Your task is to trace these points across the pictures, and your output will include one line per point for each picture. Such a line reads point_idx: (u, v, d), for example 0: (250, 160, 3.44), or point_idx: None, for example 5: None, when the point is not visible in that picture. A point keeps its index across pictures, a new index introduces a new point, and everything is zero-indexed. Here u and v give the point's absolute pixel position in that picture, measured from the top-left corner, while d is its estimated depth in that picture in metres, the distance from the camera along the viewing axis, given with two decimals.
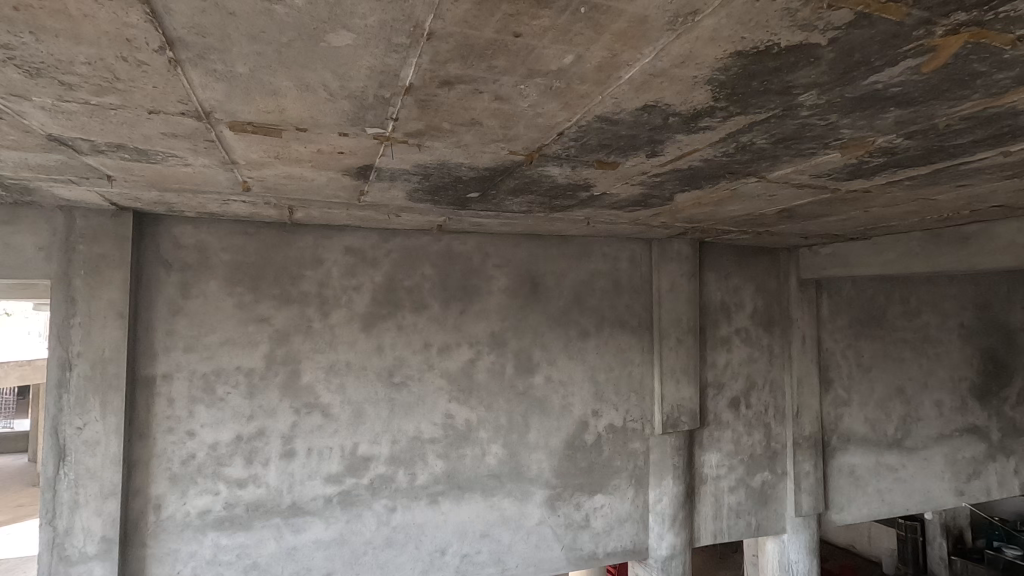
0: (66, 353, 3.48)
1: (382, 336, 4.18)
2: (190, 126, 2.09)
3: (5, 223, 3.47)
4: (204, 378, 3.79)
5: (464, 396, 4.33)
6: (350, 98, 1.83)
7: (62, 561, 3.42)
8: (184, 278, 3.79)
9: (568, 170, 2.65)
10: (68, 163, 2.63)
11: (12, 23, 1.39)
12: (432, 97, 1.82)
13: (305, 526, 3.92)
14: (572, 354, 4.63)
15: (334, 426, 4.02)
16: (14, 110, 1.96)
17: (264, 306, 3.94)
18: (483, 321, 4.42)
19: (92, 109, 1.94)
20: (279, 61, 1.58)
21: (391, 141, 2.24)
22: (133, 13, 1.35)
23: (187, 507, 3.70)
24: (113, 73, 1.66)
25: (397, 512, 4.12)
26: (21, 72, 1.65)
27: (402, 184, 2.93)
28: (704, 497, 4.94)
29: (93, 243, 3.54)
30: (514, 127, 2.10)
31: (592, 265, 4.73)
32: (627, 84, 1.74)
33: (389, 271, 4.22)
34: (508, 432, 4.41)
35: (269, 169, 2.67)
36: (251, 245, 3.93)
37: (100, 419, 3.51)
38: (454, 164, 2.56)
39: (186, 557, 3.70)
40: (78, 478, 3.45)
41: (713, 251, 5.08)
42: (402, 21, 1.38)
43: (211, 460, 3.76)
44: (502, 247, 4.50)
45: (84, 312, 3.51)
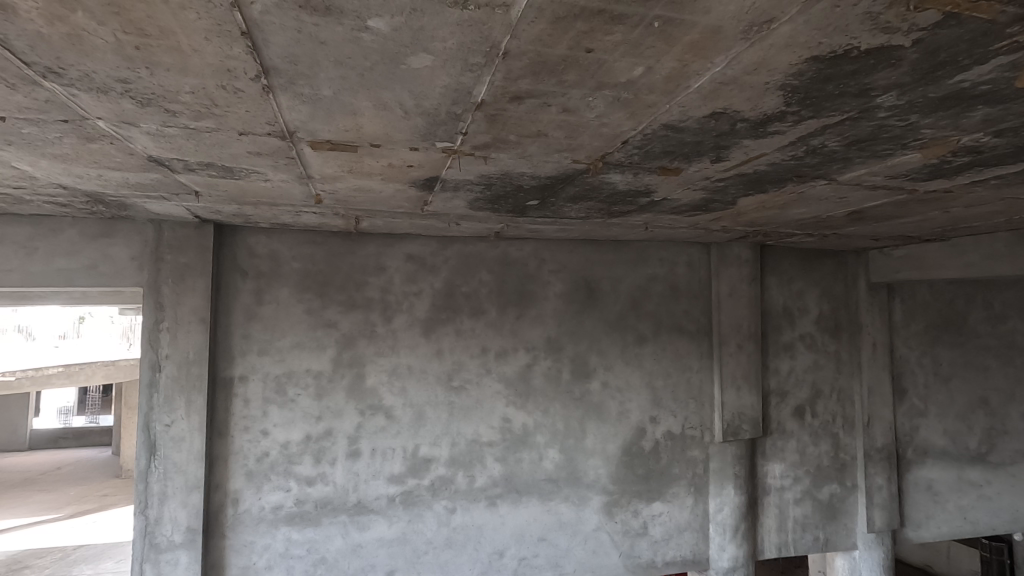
0: (156, 356, 3.76)
1: (441, 340, 4.29)
2: (274, 145, 2.23)
3: (103, 236, 3.78)
4: (277, 380, 4.01)
5: (521, 400, 4.38)
6: (424, 115, 1.92)
7: (152, 549, 3.68)
8: (258, 285, 4.02)
9: (630, 177, 2.66)
10: (163, 181, 2.86)
11: (131, 60, 1.55)
12: (501, 112, 1.88)
13: (369, 524, 4.06)
14: (629, 360, 4.60)
15: (396, 427, 4.16)
16: (123, 135, 2.16)
17: (332, 312, 4.12)
18: (539, 326, 4.47)
19: (190, 133, 2.11)
20: (361, 83, 1.68)
21: (458, 153, 2.32)
22: (236, 46, 1.47)
23: (262, 501, 3.92)
24: (212, 100, 1.81)
25: (456, 514, 4.21)
26: (133, 102, 1.83)
27: (465, 194, 3.01)
28: (767, 508, 4.79)
29: (178, 253, 3.82)
30: (579, 137, 2.14)
31: (648, 270, 4.69)
32: (696, 93, 1.74)
33: (448, 277, 4.33)
34: (565, 437, 4.43)
35: (340, 183, 2.81)
36: (319, 254, 4.13)
37: (185, 418, 3.76)
38: (517, 174, 2.62)
39: (261, 549, 3.90)
40: (167, 471, 3.71)
41: (774, 255, 4.93)
42: (480, 42, 1.44)
43: (283, 458, 3.96)
44: (557, 253, 4.54)
45: (171, 318, 3.79)
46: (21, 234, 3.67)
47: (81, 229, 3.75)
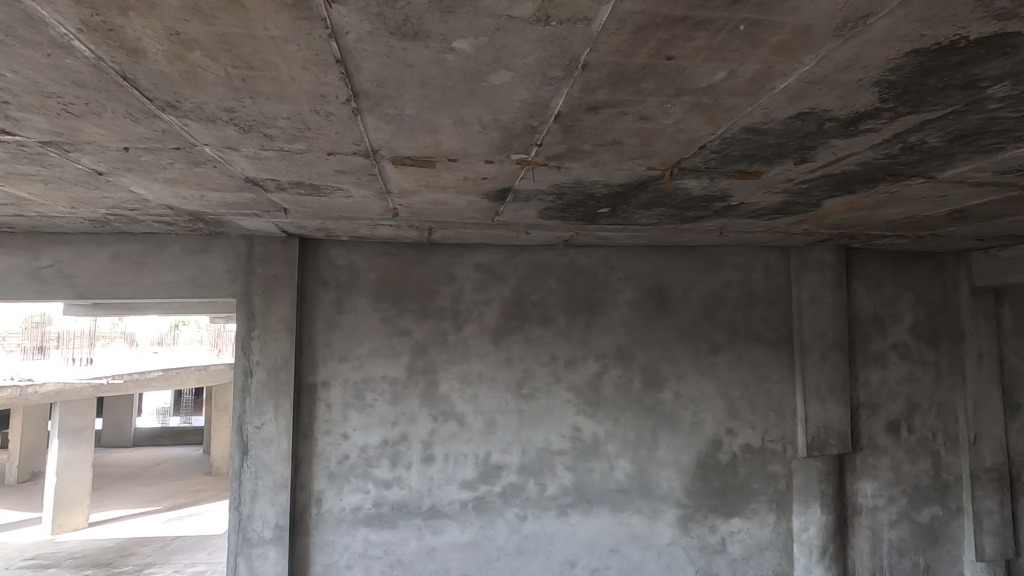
0: (248, 362, 4.02)
1: (511, 348, 4.34)
2: (359, 163, 2.35)
3: (202, 250, 4.11)
4: (355, 386, 4.19)
5: (591, 409, 4.35)
6: (502, 129, 1.96)
7: (245, 543, 3.91)
8: (338, 295, 4.23)
9: (706, 182, 2.59)
10: (255, 200, 3.08)
11: (239, 91, 1.69)
12: (577, 122, 1.90)
13: (443, 528, 4.15)
14: (703, 370, 4.46)
15: (468, 434, 4.23)
16: (225, 159, 2.34)
17: (406, 320, 4.27)
18: (609, 334, 4.42)
19: (284, 154, 2.26)
20: (443, 101, 1.74)
21: (532, 164, 2.35)
22: (330, 73, 1.57)
23: (342, 502, 4.09)
24: (306, 124, 1.94)
25: (527, 521, 4.22)
26: (237, 128, 1.98)
27: (537, 203, 3.05)
28: (858, 530, 4.47)
29: (267, 266, 4.08)
30: (654, 144, 2.11)
31: (722, 276, 4.54)
32: (781, 94, 1.68)
33: (517, 285, 4.38)
34: (637, 447, 4.34)
35: (417, 196, 2.92)
36: (393, 264, 4.29)
37: (274, 420, 3.99)
38: (589, 182, 2.62)
39: (342, 548, 4.07)
40: (258, 470, 3.95)
41: (861, 259, 4.64)
42: (560, 56, 1.46)
43: (362, 461, 4.13)
44: (627, 260, 4.49)
45: (261, 326, 4.05)
46: (132, 251, 4.05)
47: (183, 245, 4.10)
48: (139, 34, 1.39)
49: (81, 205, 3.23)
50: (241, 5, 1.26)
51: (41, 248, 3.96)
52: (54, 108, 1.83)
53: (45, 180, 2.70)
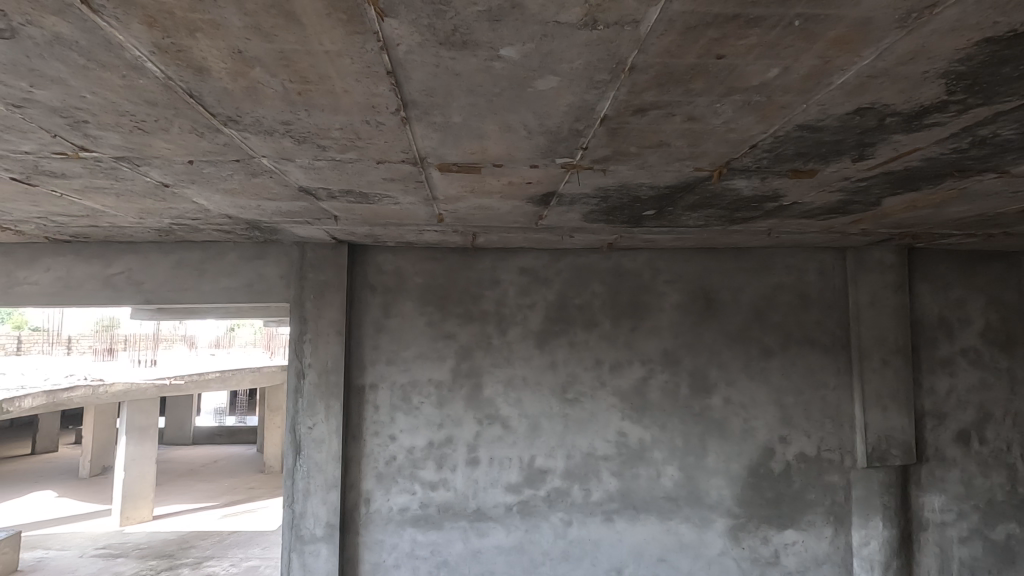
0: (301, 364, 4.17)
1: (555, 352, 4.33)
2: (406, 171, 2.41)
3: (258, 257, 4.30)
4: (402, 389, 4.27)
5: (637, 414, 4.28)
6: (547, 134, 1.97)
7: (298, 540, 4.03)
8: (385, 299, 4.33)
9: (757, 182, 2.52)
10: (308, 208, 3.20)
11: (295, 104, 1.76)
12: (624, 125, 1.88)
13: (488, 531, 4.17)
14: (753, 375, 4.32)
15: (513, 437, 4.25)
16: (281, 170, 2.44)
17: (451, 324, 4.33)
18: (655, 338, 4.35)
19: (335, 164, 2.34)
20: (489, 108, 1.77)
21: (577, 168, 2.35)
22: (381, 84, 1.61)
23: (390, 502, 4.17)
24: (357, 134, 2.00)
25: (573, 527, 4.19)
26: (292, 140, 2.07)
27: (581, 207, 3.03)
28: (925, 546, 4.23)
29: (318, 271, 4.22)
30: (703, 145, 2.07)
31: (774, 279, 4.39)
32: (838, 90, 1.62)
33: (561, 289, 4.37)
34: (684, 454, 4.25)
35: (462, 202, 2.96)
36: (439, 269, 4.36)
37: (325, 421, 4.11)
38: (635, 185, 2.59)
39: (390, 547, 4.14)
40: (310, 469, 4.07)
41: (925, 260, 4.40)
42: (607, 59, 1.46)
43: (409, 462, 4.20)
44: (673, 262, 4.40)
45: (312, 330, 4.19)
46: (194, 258, 4.27)
47: (241, 252, 4.30)
48: (205, 54, 1.47)
49: (149, 215, 3.43)
50: (299, 23, 1.32)
51: (113, 256, 4.24)
52: (128, 125, 1.96)
53: (117, 193, 2.89)
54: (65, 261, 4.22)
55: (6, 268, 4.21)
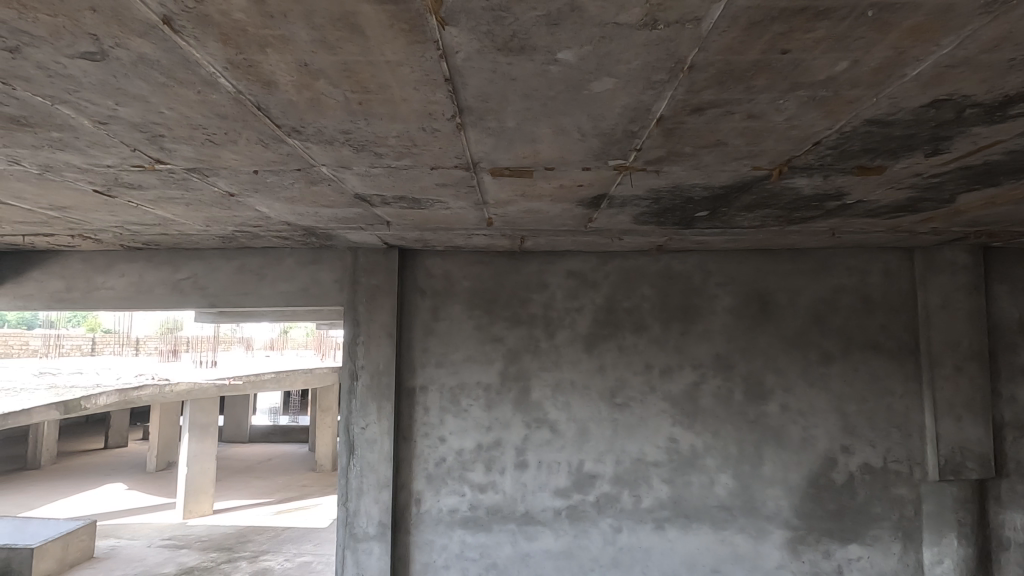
0: (354, 366, 4.28)
1: (604, 356, 4.28)
2: (459, 175, 2.44)
3: (313, 262, 4.45)
4: (451, 391, 4.32)
5: (689, 420, 4.18)
6: (601, 136, 1.96)
7: (351, 538, 4.13)
8: (434, 303, 4.40)
9: (818, 180, 2.43)
10: (362, 215, 3.29)
11: (355, 114, 1.82)
12: (680, 125, 1.85)
13: (537, 535, 4.15)
14: (812, 381, 4.15)
15: (561, 441, 4.23)
16: (339, 177, 2.52)
17: (499, 327, 4.35)
18: (707, 343, 4.24)
19: (390, 171, 2.40)
20: (544, 112, 1.77)
21: (629, 169, 2.32)
22: (438, 91, 1.64)
23: (440, 503, 4.21)
24: (413, 141, 2.04)
25: (622, 533, 4.12)
26: (351, 148, 2.13)
27: (632, 209, 3.00)
28: (1005, 566, 3.94)
29: (370, 276, 4.33)
30: (762, 143, 2.01)
31: (834, 281, 4.21)
32: (912, 81, 1.54)
33: (610, 292, 4.33)
34: (739, 463, 4.11)
35: (512, 206, 2.98)
36: (486, 272, 4.40)
37: (377, 422, 4.21)
38: (689, 185, 2.53)
39: (439, 548, 4.18)
40: (363, 468, 4.17)
41: (1002, 260, 4.13)
42: (666, 59, 1.43)
43: (458, 464, 4.24)
44: (726, 264, 4.29)
45: (365, 332, 4.30)
46: (254, 263, 4.47)
47: (297, 258, 4.46)
48: (274, 68, 1.54)
49: (215, 223, 3.61)
50: (363, 34, 1.36)
51: (180, 262, 4.48)
52: (199, 138, 2.07)
53: (187, 203, 3.05)
54: (138, 267, 4.49)
55: (86, 274, 4.51)
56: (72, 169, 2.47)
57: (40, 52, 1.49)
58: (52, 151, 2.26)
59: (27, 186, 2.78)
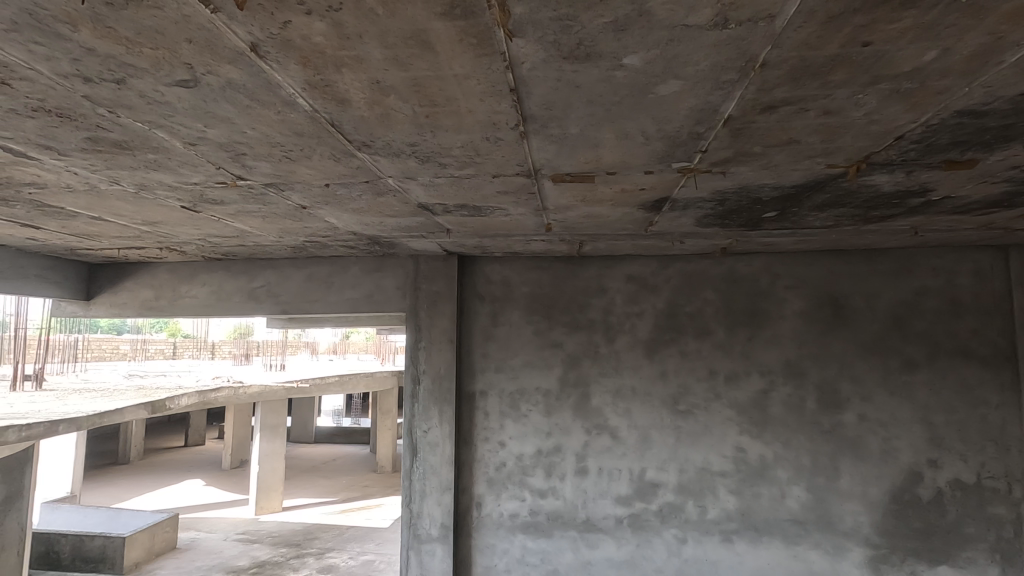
0: (416, 370, 4.39)
1: (665, 362, 4.19)
2: (521, 183, 2.46)
3: (377, 270, 4.61)
4: (511, 396, 4.35)
5: (757, 429, 4.02)
6: (666, 139, 1.93)
7: (415, 539, 4.21)
8: (493, 308, 4.45)
9: (900, 176, 2.29)
10: (424, 223, 3.38)
11: (422, 127, 1.88)
12: (749, 124, 1.80)
13: (599, 543, 4.10)
14: (893, 390, 3.89)
15: (622, 448, 4.16)
16: (403, 188, 2.61)
17: (558, 332, 4.34)
18: (776, 348, 4.07)
19: (454, 181, 2.45)
20: (608, 117, 1.77)
21: (694, 172, 2.27)
22: (503, 102, 1.67)
23: (501, 507, 4.24)
24: (476, 151, 2.09)
25: (688, 545, 4.01)
26: (417, 160, 2.20)
27: (695, 211, 2.93)
28: None
29: (431, 282, 4.43)
30: (838, 140, 1.92)
31: (917, 282, 3.94)
32: (1011, 69, 1.43)
33: (671, 296, 4.24)
34: (813, 475, 3.91)
35: (572, 211, 2.98)
36: (545, 278, 4.40)
37: (439, 426, 4.29)
38: (757, 186, 2.45)
39: (501, 552, 4.20)
40: (426, 471, 4.25)
41: None
42: (736, 58, 1.40)
43: (519, 469, 4.26)
44: (795, 266, 4.10)
45: (426, 338, 4.40)
46: (322, 272, 4.67)
47: (362, 266, 4.63)
48: (348, 87, 1.61)
49: (287, 234, 3.81)
50: (433, 51, 1.40)
51: (255, 272, 4.75)
52: (277, 155, 2.19)
53: (264, 216, 3.23)
54: (217, 277, 4.80)
55: (172, 284, 4.86)
56: (164, 187, 2.68)
57: (142, 82, 1.62)
58: (148, 171, 2.45)
59: (124, 204, 3.03)
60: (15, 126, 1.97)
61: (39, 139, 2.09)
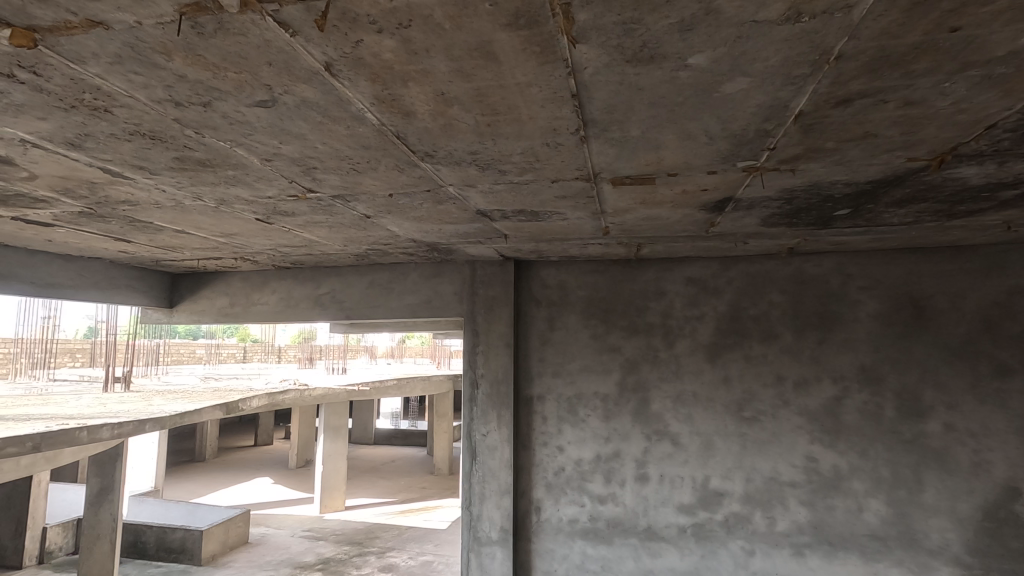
0: (474, 374, 4.44)
1: (729, 367, 4.06)
2: (579, 187, 2.46)
3: (435, 276, 4.71)
4: (569, 401, 4.33)
5: (830, 438, 3.82)
6: (730, 138, 1.88)
7: (475, 541, 4.25)
8: (550, 312, 4.45)
9: (990, 168, 2.13)
10: (481, 229, 3.43)
11: (484, 135, 1.91)
12: (821, 119, 1.72)
13: (661, 552, 4.00)
14: (984, 398, 3.61)
15: (684, 455, 4.06)
16: (463, 196, 2.66)
17: (616, 336, 4.29)
18: (850, 353, 3.86)
19: (513, 187, 2.48)
20: (670, 118, 1.74)
21: (760, 170, 2.20)
22: (564, 108, 1.68)
23: (560, 513, 4.22)
24: (536, 157, 2.10)
25: (756, 557, 3.85)
26: (478, 168, 2.24)
27: (760, 211, 2.83)
28: None
29: (487, 287, 4.48)
30: (920, 132, 1.81)
31: (1009, 281, 3.64)
32: None
33: (734, 299, 4.10)
34: (893, 488, 3.68)
35: (631, 214, 2.94)
36: (602, 281, 4.37)
37: (497, 429, 4.32)
38: (828, 183, 2.35)
39: (560, 558, 4.17)
40: (485, 474, 4.29)
41: None
42: (809, 52, 1.35)
43: (578, 474, 4.23)
44: (869, 266, 3.89)
45: (483, 342, 4.44)
46: (383, 278, 4.82)
47: (421, 272, 4.75)
48: (414, 100, 1.67)
49: (351, 243, 3.96)
50: (497, 61, 1.43)
51: (321, 279, 4.96)
52: (345, 168, 2.29)
53: (330, 225, 3.38)
54: (286, 285, 5.04)
55: (246, 292, 5.14)
56: (241, 201, 2.85)
57: (226, 104, 1.74)
58: (227, 187, 2.62)
59: (205, 218, 3.24)
60: (114, 149, 2.15)
61: (133, 160, 2.28)
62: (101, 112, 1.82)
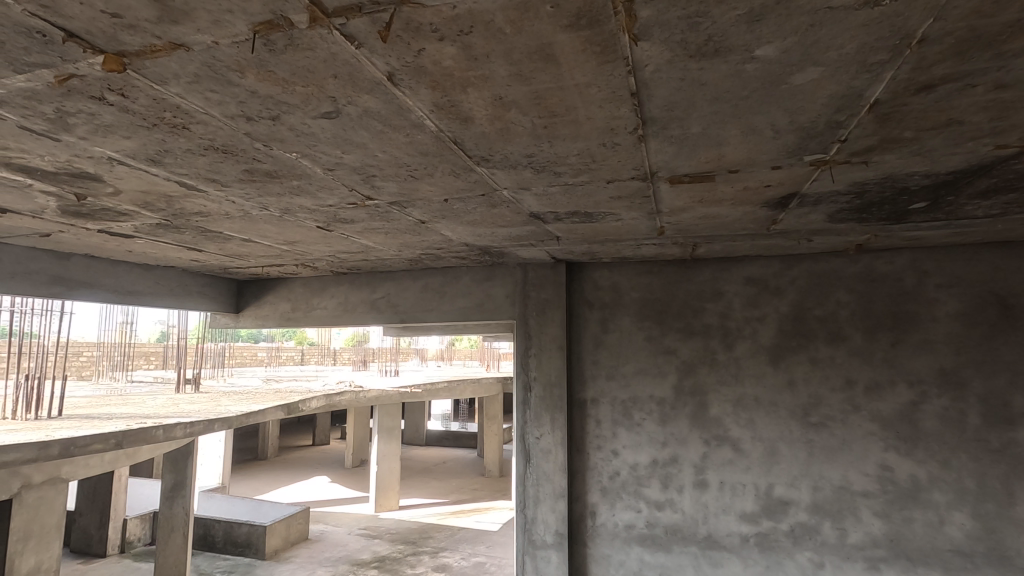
0: (527, 377, 4.44)
1: (793, 370, 3.89)
2: (635, 187, 2.42)
3: (487, 279, 4.74)
4: (624, 405, 4.26)
5: (906, 446, 3.59)
6: (798, 131, 1.80)
7: (530, 544, 4.23)
8: (603, 314, 4.40)
9: None
10: (534, 232, 3.43)
11: (540, 138, 1.91)
12: (899, 108, 1.63)
13: (723, 561, 3.87)
14: None
15: (746, 462, 3.91)
16: (517, 199, 2.67)
17: (672, 338, 4.19)
18: (928, 355, 3.63)
19: (567, 189, 2.47)
20: (733, 113, 1.69)
21: (829, 164, 2.10)
22: (623, 106, 1.65)
23: (616, 518, 4.15)
24: (593, 157, 2.08)
25: (826, 570, 3.66)
26: (533, 170, 2.24)
27: (827, 206, 2.69)
28: None
29: (539, 290, 4.47)
30: (1012, 116, 1.68)
31: None
32: None
33: (797, 299, 3.93)
34: (980, 500, 3.42)
35: (688, 212, 2.87)
36: (656, 282, 4.28)
37: (550, 432, 4.30)
38: (904, 175, 2.21)
39: (617, 563, 4.10)
40: (539, 477, 4.27)
41: None
42: (889, 36, 1.27)
43: (634, 479, 4.15)
44: (948, 262, 3.64)
45: (536, 345, 4.44)
46: (436, 282, 4.90)
47: (473, 275, 4.79)
48: (472, 105, 1.68)
49: (406, 248, 4.05)
50: (557, 63, 1.43)
51: (376, 284, 5.09)
52: (403, 175, 2.34)
53: (386, 231, 3.46)
54: (343, 290, 5.21)
55: (306, 297, 5.34)
56: (304, 210, 2.97)
57: (293, 117, 1.81)
58: (291, 197, 2.73)
59: (269, 226, 3.39)
60: (190, 164, 2.28)
61: (207, 173, 2.41)
62: (180, 129, 1.93)
